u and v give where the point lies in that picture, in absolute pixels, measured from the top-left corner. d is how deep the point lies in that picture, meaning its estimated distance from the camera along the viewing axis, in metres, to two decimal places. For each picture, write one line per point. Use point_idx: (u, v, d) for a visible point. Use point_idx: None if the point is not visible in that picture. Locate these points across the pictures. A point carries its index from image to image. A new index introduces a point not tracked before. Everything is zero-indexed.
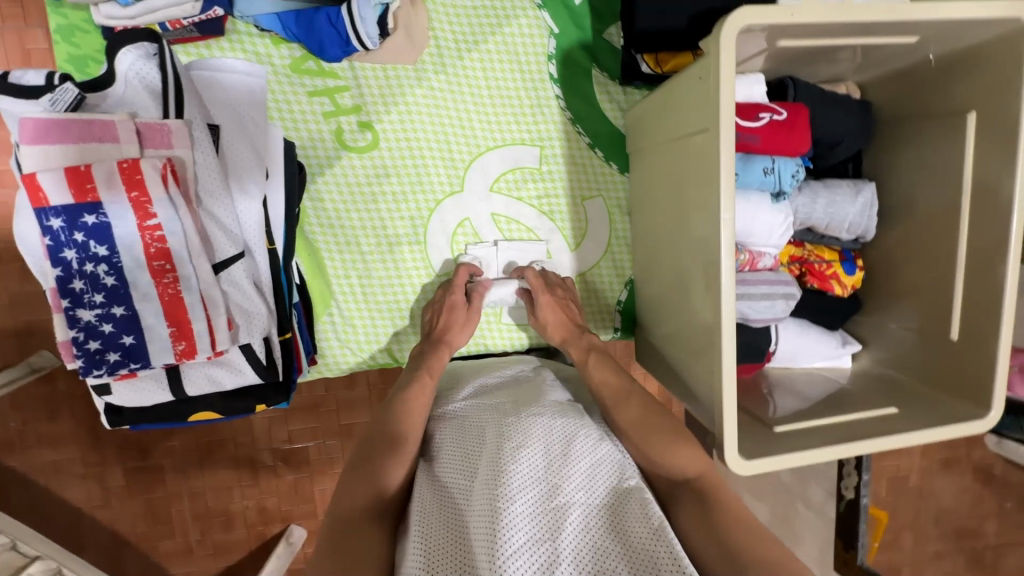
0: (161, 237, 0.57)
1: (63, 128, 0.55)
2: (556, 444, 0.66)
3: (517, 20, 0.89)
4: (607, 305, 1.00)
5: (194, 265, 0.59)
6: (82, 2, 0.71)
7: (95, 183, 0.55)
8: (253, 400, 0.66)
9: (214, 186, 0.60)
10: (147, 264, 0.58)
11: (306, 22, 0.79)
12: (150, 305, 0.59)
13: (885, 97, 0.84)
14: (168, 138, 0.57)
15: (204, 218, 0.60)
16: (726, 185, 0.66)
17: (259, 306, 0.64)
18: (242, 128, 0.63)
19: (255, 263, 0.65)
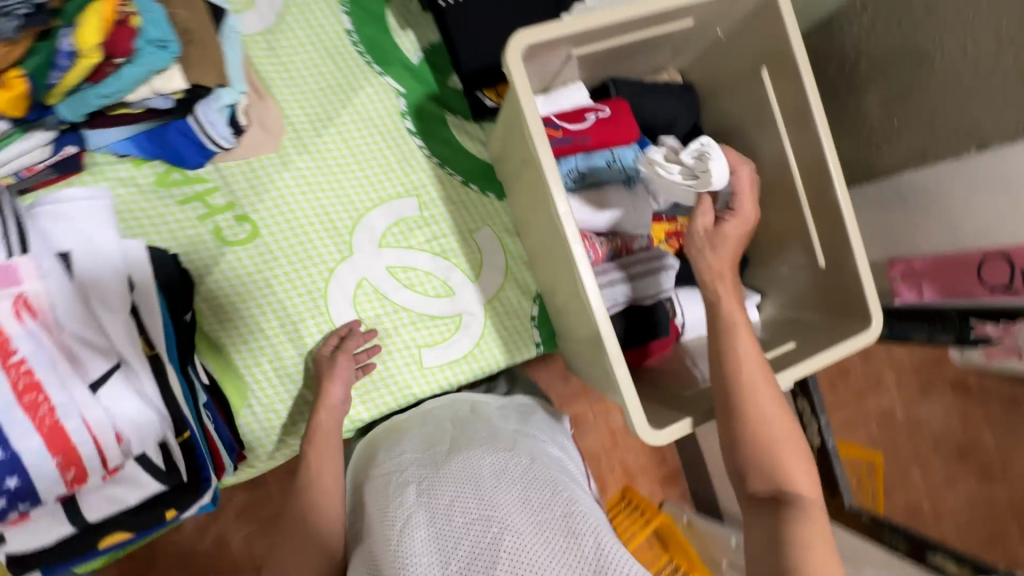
0: (27, 369, 0.58)
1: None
2: (491, 472, 0.70)
3: (364, 89, 0.96)
4: (521, 323, 1.02)
5: (66, 389, 0.60)
6: None
7: None
8: (161, 509, 0.66)
9: (74, 311, 0.62)
10: (14, 401, 0.58)
11: (159, 138, 0.84)
12: (26, 441, 0.58)
13: (700, 76, 0.94)
14: (17, 277, 0.60)
15: (69, 342, 0.61)
16: (556, 188, 0.71)
17: (146, 414, 0.64)
18: (94, 253, 0.64)
19: (134, 372, 0.64)
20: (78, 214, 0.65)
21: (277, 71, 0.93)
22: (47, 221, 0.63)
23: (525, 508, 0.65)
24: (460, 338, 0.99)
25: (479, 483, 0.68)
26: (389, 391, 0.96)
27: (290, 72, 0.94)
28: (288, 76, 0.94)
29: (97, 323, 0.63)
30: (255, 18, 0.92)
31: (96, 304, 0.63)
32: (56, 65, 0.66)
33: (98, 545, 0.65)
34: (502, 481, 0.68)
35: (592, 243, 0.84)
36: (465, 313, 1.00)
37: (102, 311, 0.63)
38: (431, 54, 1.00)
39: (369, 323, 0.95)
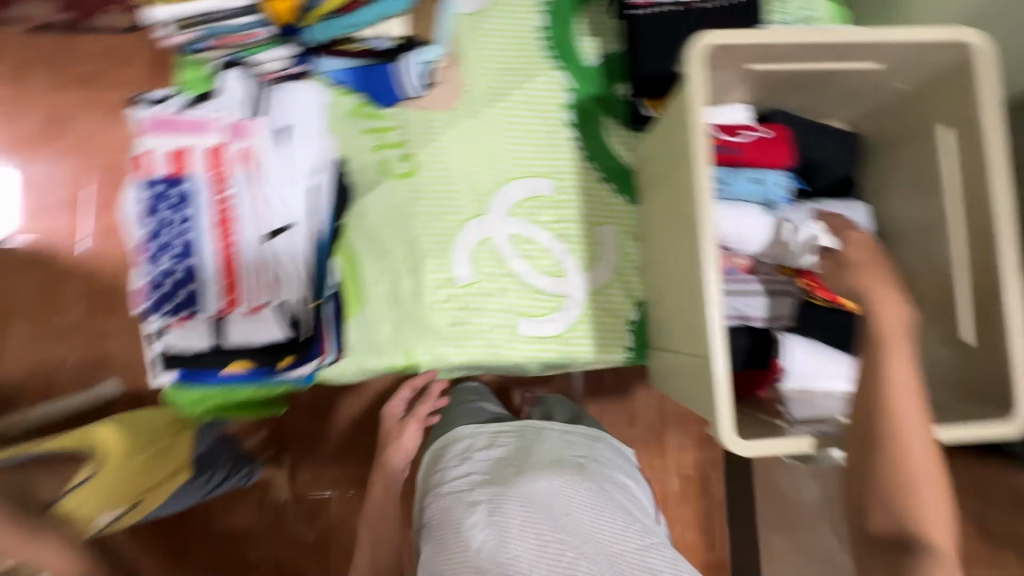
0: (229, 203, 0.98)
1: (168, 122, 0.99)
2: (562, 493, 0.72)
3: (538, 77, 1.07)
4: (617, 322, 1.04)
5: (253, 234, 0.99)
6: (214, 59, 0.97)
7: None
8: (275, 357, 0.97)
9: (274, 168, 1.00)
10: (210, 231, 0.98)
11: (369, 75, 1.02)
12: (200, 258, 0.98)
13: (873, 130, 0.92)
14: (245, 135, 0.99)
15: (265, 195, 1.00)
16: (700, 179, 0.73)
17: (300, 265, 0.99)
18: (307, 132, 1.01)
19: (296, 235, 1.00)
20: (308, 103, 1.00)
21: (472, 45, 1.06)
22: None
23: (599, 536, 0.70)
24: (556, 318, 1.02)
25: (555, 509, 0.71)
26: (478, 346, 1.01)
27: (483, 49, 1.07)
28: (481, 51, 1.06)
29: None
30: None
31: (294, 174, 1.00)
32: None
33: (224, 369, 0.97)
34: (574, 506, 0.72)
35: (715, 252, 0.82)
36: (568, 297, 1.03)
37: (299, 183, 1.00)
38: (606, 62, 1.09)
39: (481, 278, 1.02)
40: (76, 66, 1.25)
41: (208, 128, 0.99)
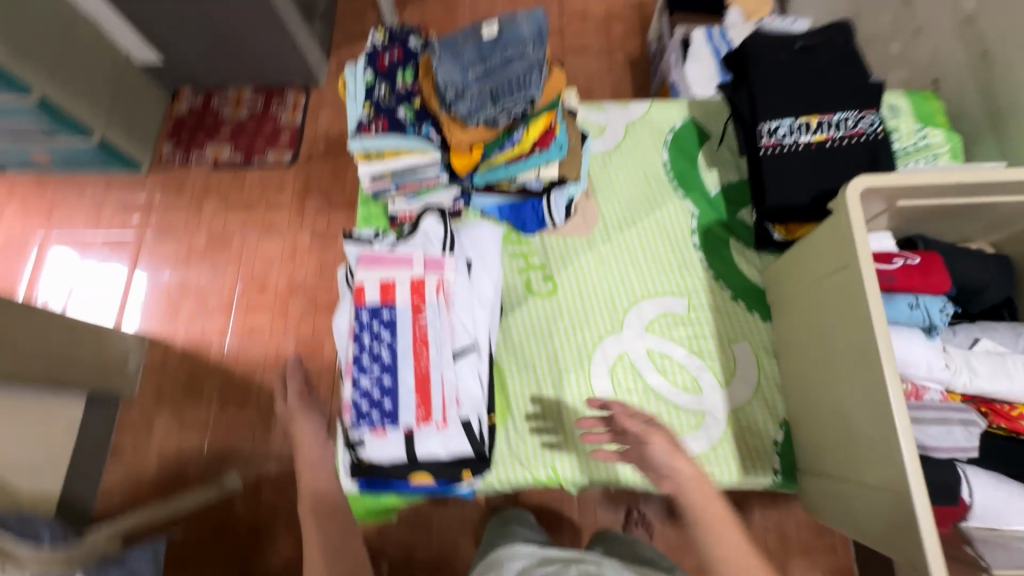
0: (425, 330, 0.98)
1: (382, 260, 1.02)
2: None
3: (666, 206, 1.18)
4: (762, 444, 1.02)
5: (441, 352, 0.98)
6: (388, 198, 1.12)
7: (395, 294, 1.00)
8: (461, 467, 0.96)
9: (465, 300, 1.03)
10: (413, 349, 0.97)
11: (517, 208, 1.14)
12: (406, 379, 0.96)
13: (1022, 253, 0.92)
14: (440, 267, 1.02)
15: (454, 319, 1.01)
16: (873, 313, 0.78)
17: (477, 392, 0.98)
18: (484, 267, 1.06)
19: (480, 356, 1.00)
20: (485, 240, 1.08)
21: (605, 181, 1.20)
22: (466, 240, 1.07)
23: None
24: (698, 435, 1.03)
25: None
26: (618, 462, 1.02)
27: (614, 182, 1.20)
28: (612, 184, 1.20)
29: (469, 317, 1.02)
30: (602, 141, 1.24)
31: (477, 300, 1.04)
32: (502, 147, 0.98)
33: (410, 475, 0.96)
34: None
35: None
36: (708, 413, 1.04)
37: (478, 304, 1.03)
38: (728, 191, 1.18)
39: (620, 393, 1.06)
40: (244, 200, 1.99)
41: (416, 261, 1.02)
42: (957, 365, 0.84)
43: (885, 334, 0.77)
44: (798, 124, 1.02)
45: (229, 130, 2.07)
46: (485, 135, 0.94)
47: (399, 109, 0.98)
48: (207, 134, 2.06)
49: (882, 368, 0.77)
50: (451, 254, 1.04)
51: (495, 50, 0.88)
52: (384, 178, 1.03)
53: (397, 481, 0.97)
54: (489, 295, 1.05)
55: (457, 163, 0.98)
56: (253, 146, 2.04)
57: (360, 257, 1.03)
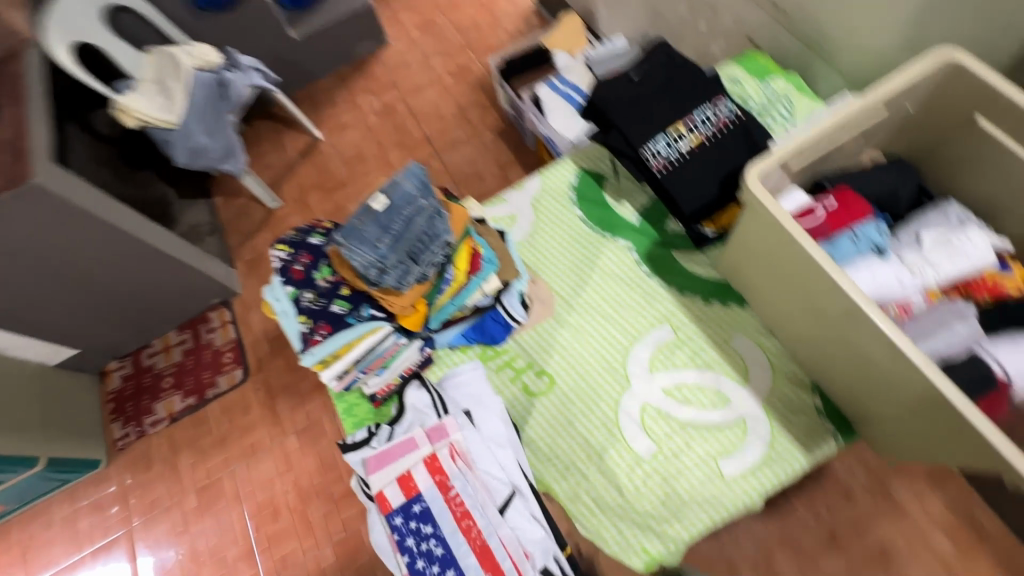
0: (460, 500, 1.02)
1: (388, 456, 1.05)
2: None
3: (605, 252, 1.22)
4: (809, 415, 1.03)
5: (487, 515, 1.02)
6: (360, 383, 1.12)
7: (416, 483, 1.03)
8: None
9: (480, 449, 1.07)
10: (458, 526, 1.01)
11: (479, 326, 1.16)
12: (468, 556, 0.99)
13: (905, 146, 1.01)
14: (444, 433, 1.06)
15: (482, 474, 1.05)
16: (831, 268, 0.81)
17: (540, 533, 1.03)
18: (483, 406, 1.09)
19: (524, 496, 1.05)
20: (471, 379, 1.12)
21: (542, 259, 1.25)
22: (454, 394, 1.11)
23: None
24: (751, 442, 1.02)
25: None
26: (699, 510, 0.99)
27: (548, 256, 1.25)
28: (547, 259, 1.24)
29: (495, 465, 1.06)
30: (518, 228, 1.29)
31: (492, 444, 1.07)
32: (440, 289, 1.01)
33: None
34: None
35: None
36: (747, 417, 1.04)
37: (496, 447, 1.07)
38: (647, 213, 1.25)
39: (662, 442, 1.04)
40: (216, 435, 1.90)
41: (419, 440, 1.06)
42: (919, 266, 0.89)
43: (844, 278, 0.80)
44: (672, 136, 1.10)
45: (171, 377, 2.00)
46: (422, 289, 0.96)
47: (332, 306, 0.99)
48: (153, 394, 1.98)
49: (863, 309, 0.79)
50: (448, 415, 1.08)
51: (397, 216, 0.92)
52: (348, 372, 1.02)
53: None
54: (503, 435, 1.07)
55: (409, 323, 1.01)
56: (202, 381, 1.98)
57: (364, 460, 1.06)
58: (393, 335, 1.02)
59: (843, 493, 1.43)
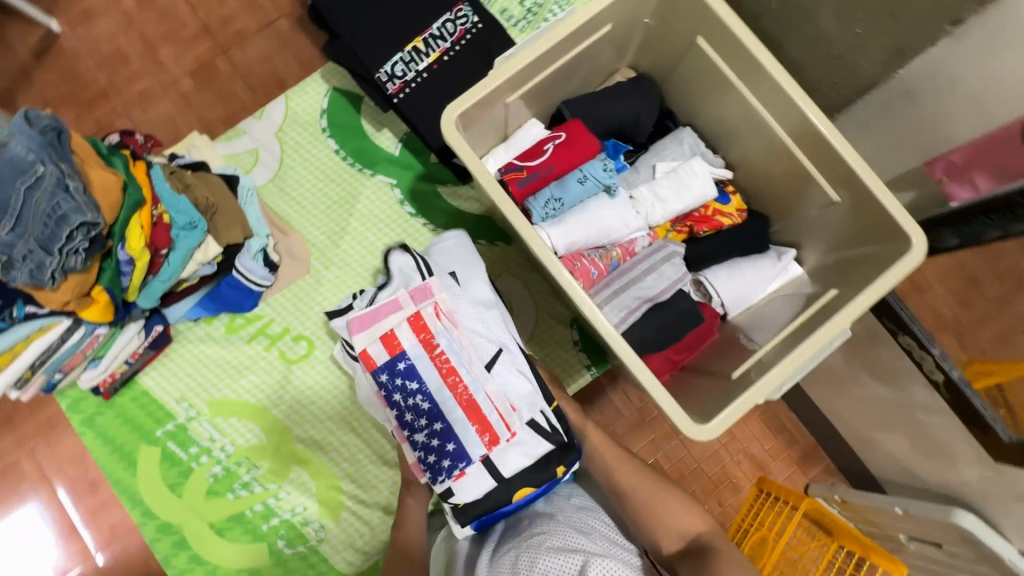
0: (446, 356, 0.79)
1: (368, 316, 0.79)
2: None
3: (363, 194, 1.08)
4: (566, 351, 1.04)
5: (473, 371, 0.79)
6: (73, 377, 0.95)
7: (400, 338, 0.80)
8: (554, 465, 0.77)
9: (468, 309, 0.80)
10: (446, 384, 0.79)
11: (215, 296, 1.00)
12: (456, 413, 0.78)
13: (650, 64, 0.93)
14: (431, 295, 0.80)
15: (469, 334, 0.80)
16: (525, 230, 0.73)
17: (527, 385, 0.79)
18: (471, 267, 0.82)
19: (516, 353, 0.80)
20: (455, 239, 0.84)
21: (292, 206, 1.08)
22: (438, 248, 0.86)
23: None
24: None
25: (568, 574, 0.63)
26: None
27: (300, 202, 1.08)
28: (299, 206, 1.08)
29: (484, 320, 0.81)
30: (261, 169, 1.09)
31: (480, 305, 0.82)
32: (124, 272, 0.84)
33: (512, 498, 0.76)
34: None
35: (590, 259, 0.83)
36: None
37: (482, 309, 0.81)
38: (409, 142, 1.10)
39: None
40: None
41: (401, 298, 0.79)
42: (646, 204, 0.86)
43: (533, 234, 0.73)
44: (408, 54, 0.93)
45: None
46: (83, 280, 0.79)
47: None
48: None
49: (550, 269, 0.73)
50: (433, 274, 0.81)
51: (11, 191, 0.74)
52: (28, 378, 0.85)
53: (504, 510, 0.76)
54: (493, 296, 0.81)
55: (93, 316, 0.82)
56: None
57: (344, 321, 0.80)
58: (79, 328, 0.85)
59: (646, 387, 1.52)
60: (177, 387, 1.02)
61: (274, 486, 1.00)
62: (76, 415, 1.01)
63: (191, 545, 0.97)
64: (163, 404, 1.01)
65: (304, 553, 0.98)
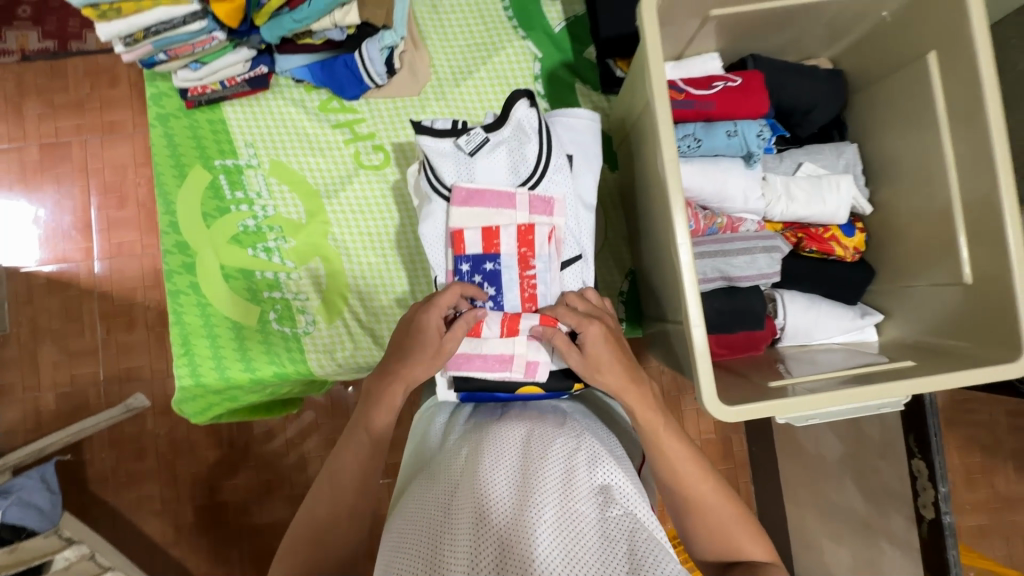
0: (529, 240, 0.78)
1: (479, 195, 0.77)
2: (473, 479, 0.62)
3: (505, 51, 1.03)
4: (608, 296, 1.02)
5: (549, 264, 0.79)
6: (168, 70, 0.95)
7: (492, 200, 0.78)
8: (572, 379, 0.81)
9: (571, 199, 0.81)
10: (520, 278, 0.78)
11: (328, 68, 0.98)
12: (513, 292, 0.78)
13: (855, 66, 0.86)
14: (551, 207, 0.79)
15: (560, 224, 0.79)
16: (665, 129, 0.69)
17: None
18: (588, 159, 0.82)
19: (587, 265, 0.83)
20: (583, 129, 0.82)
21: (434, 25, 1.04)
22: (562, 129, 0.82)
23: (468, 527, 0.56)
24: None
25: (606, 505, 0.60)
26: None
27: (444, 28, 1.05)
28: (441, 29, 1.04)
29: (575, 219, 0.81)
30: None
31: (579, 202, 0.82)
32: None
33: (517, 390, 0.81)
34: (442, 531, 0.57)
35: (696, 212, 0.81)
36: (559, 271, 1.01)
37: (580, 207, 0.82)
38: (573, 26, 1.04)
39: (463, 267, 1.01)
40: (72, 97, 1.55)
41: (510, 163, 0.79)
42: (774, 193, 0.82)
43: (671, 152, 0.69)
44: None
45: (30, 7, 1.53)
46: None
47: None
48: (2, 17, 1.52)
49: (668, 187, 0.69)
50: (550, 148, 0.79)
51: None
52: (137, 41, 0.86)
53: (501, 395, 0.81)
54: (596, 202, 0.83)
55: (222, 14, 0.83)
56: (67, 28, 1.53)
57: (441, 151, 0.79)
58: (201, 20, 0.84)
59: None
60: (251, 131, 1.02)
61: (291, 265, 1.01)
62: (154, 107, 1.01)
63: (197, 272, 0.98)
64: (232, 140, 1.02)
65: (288, 336, 1.00)
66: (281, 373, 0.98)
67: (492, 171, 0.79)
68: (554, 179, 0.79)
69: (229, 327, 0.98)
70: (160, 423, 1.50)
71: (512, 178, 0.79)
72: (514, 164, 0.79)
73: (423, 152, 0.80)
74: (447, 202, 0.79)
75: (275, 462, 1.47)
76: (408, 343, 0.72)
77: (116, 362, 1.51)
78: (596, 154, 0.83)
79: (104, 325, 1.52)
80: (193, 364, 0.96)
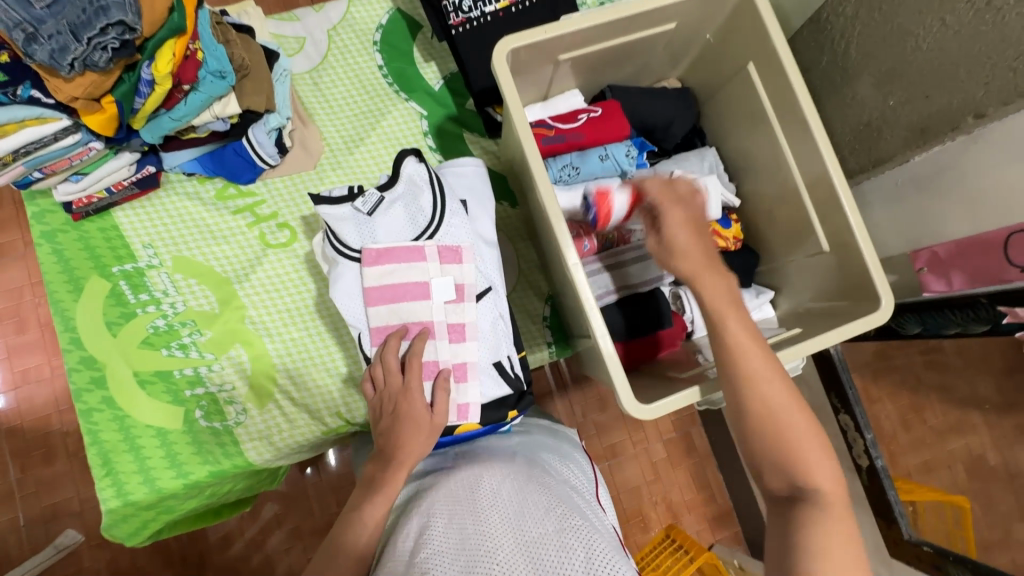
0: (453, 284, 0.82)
1: (388, 253, 0.80)
2: (419, 547, 0.62)
3: (392, 114, 1.09)
4: (532, 324, 1.06)
5: (464, 303, 0.82)
6: (47, 186, 0.93)
7: (398, 255, 0.80)
8: (506, 408, 0.84)
9: (470, 240, 0.84)
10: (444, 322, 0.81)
11: (218, 157, 1.00)
12: (438, 332, 0.81)
13: (699, 81, 0.97)
14: (459, 255, 0.82)
15: (469, 265, 0.83)
16: (536, 164, 0.76)
17: (501, 336, 0.85)
18: (481, 201, 0.87)
19: (499, 296, 0.86)
20: (470, 174, 0.88)
21: (319, 101, 1.09)
22: (452, 178, 0.87)
23: None
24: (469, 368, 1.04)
25: (561, 513, 0.63)
26: None
27: (329, 101, 1.09)
28: (326, 103, 1.09)
29: (478, 257, 0.85)
30: (302, 57, 1.10)
31: (479, 240, 0.86)
32: (139, 93, 0.82)
33: (455, 431, 0.83)
34: None
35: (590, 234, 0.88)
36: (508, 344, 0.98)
37: (483, 246, 0.86)
38: (451, 82, 1.11)
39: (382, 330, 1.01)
40: None
41: (408, 215, 0.82)
42: None
43: (546, 184, 0.76)
44: None
45: None
46: (99, 82, 0.78)
47: None
48: None
49: (550, 215, 0.75)
50: (441, 196, 0.82)
51: None
52: (7, 164, 0.83)
53: (442, 439, 0.83)
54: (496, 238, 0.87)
55: (94, 123, 0.81)
56: None
57: (340, 216, 0.80)
58: (75, 134, 0.84)
59: (598, 401, 1.42)
60: (148, 232, 1.01)
61: (210, 357, 0.99)
62: (37, 224, 0.97)
63: (109, 386, 0.94)
64: (129, 245, 1.00)
65: (219, 430, 0.97)
66: (217, 472, 0.94)
67: (392, 227, 0.82)
68: (450, 224, 0.83)
69: (153, 436, 0.93)
70: (97, 557, 1.37)
71: (412, 230, 0.82)
72: (411, 217, 0.82)
73: (324, 223, 0.81)
74: (358, 263, 0.80)
75: (236, 570, 1.37)
76: (381, 425, 0.75)
77: (37, 502, 1.37)
78: (488, 195, 0.88)
79: (17, 463, 1.39)
80: (118, 483, 0.90)
